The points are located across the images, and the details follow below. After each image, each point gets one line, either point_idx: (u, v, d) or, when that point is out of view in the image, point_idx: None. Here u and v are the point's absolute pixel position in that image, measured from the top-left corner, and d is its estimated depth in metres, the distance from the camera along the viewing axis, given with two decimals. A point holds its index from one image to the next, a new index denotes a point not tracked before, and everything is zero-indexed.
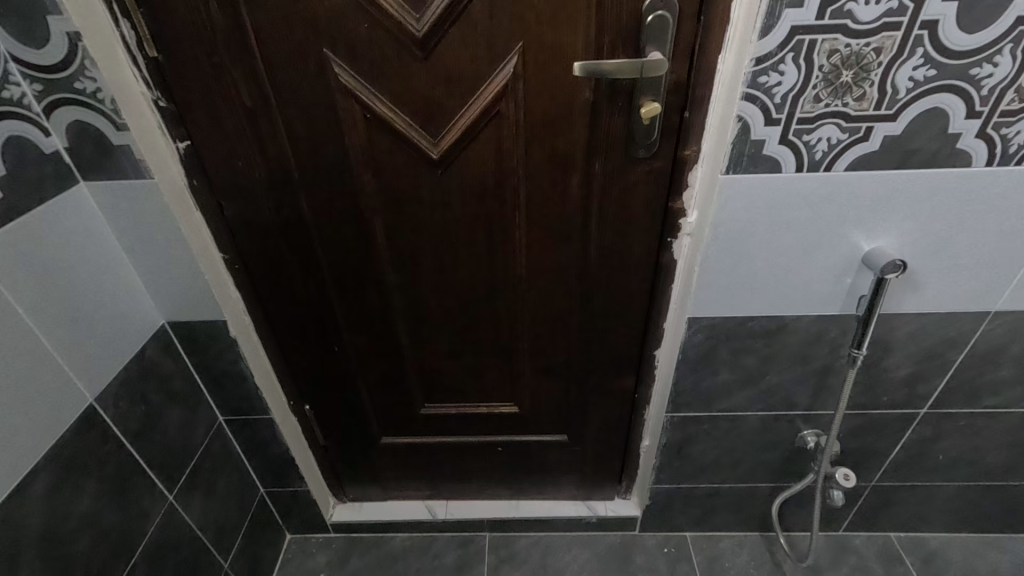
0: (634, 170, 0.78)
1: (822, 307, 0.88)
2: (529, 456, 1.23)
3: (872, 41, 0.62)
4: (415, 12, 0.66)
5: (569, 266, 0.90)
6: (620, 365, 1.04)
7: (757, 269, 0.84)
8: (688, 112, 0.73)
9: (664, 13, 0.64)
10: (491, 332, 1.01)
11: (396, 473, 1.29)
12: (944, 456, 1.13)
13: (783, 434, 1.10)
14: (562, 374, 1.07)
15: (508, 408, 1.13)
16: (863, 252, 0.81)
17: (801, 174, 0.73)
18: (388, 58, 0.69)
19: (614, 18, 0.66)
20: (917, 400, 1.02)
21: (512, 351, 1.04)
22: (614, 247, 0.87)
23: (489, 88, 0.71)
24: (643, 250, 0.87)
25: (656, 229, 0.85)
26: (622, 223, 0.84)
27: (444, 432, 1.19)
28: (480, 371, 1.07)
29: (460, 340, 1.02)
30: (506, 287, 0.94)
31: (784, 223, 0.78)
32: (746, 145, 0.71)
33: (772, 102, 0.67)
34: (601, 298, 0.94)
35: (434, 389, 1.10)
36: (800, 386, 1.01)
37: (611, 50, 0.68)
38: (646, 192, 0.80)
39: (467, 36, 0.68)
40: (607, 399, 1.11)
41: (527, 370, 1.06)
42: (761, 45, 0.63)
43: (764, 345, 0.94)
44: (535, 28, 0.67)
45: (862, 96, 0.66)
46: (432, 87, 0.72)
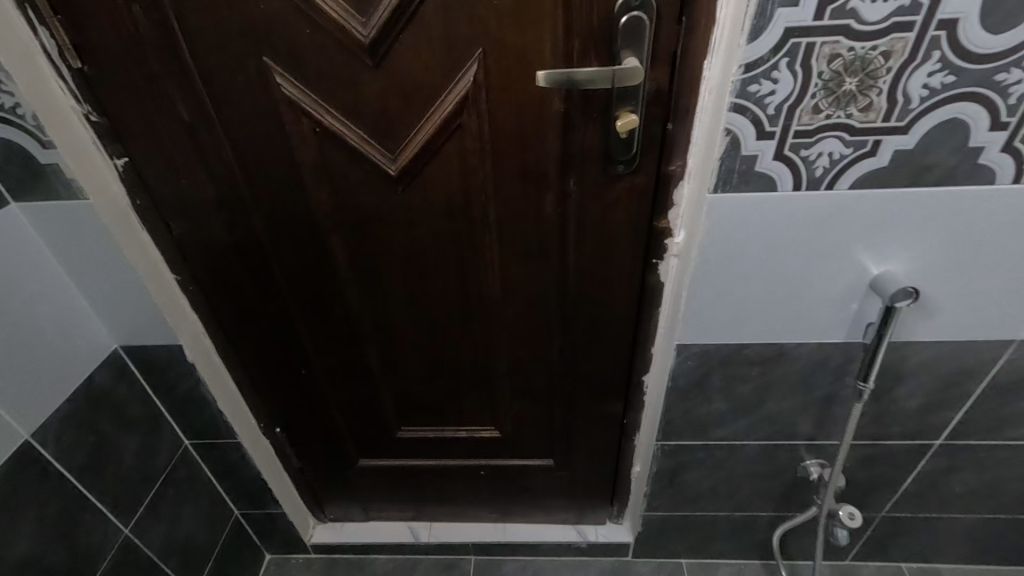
0: (614, 188, 0.71)
1: (826, 335, 0.80)
2: (514, 480, 1.17)
3: (881, 43, 0.54)
4: (360, 16, 0.59)
5: (547, 288, 0.84)
6: (607, 390, 0.97)
7: (752, 294, 0.76)
8: (672, 124, 0.65)
9: (639, 14, 0.57)
10: (467, 356, 0.94)
11: (376, 495, 1.24)
12: (961, 488, 1.04)
13: (784, 464, 1.02)
14: (545, 398, 1.00)
15: (490, 432, 1.07)
16: (872, 276, 0.73)
17: (799, 193, 0.65)
18: (336, 67, 0.63)
19: (584, 20, 0.58)
20: (931, 430, 0.94)
21: (491, 375, 0.97)
22: (595, 269, 0.80)
23: (448, 100, 0.64)
24: (627, 271, 0.80)
25: (640, 249, 0.78)
26: (603, 243, 0.77)
27: (424, 456, 1.13)
28: (457, 395, 1.01)
29: (435, 364, 0.96)
30: (480, 309, 0.87)
31: (781, 246, 0.71)
32: (736, 162, 0.63)
33: (765, 114, 0.59)
34: (583, 321, 0.87)
35: (411, 413, 1.04)
36: (802, 416, 0.93)
37: (581, 56, 0.60)
38: (628, 210, 0.73)
39: (421, 42, 0.61)
40: (595, 424, 1.04)
41: (507, 394, 1.00)
42: (751, 49, 0.55)
43: (762, 373, 0.86)
44: (495, 32, 0.60)
45: (868, 106, 0.58)
46: (386, 99, 0.65)
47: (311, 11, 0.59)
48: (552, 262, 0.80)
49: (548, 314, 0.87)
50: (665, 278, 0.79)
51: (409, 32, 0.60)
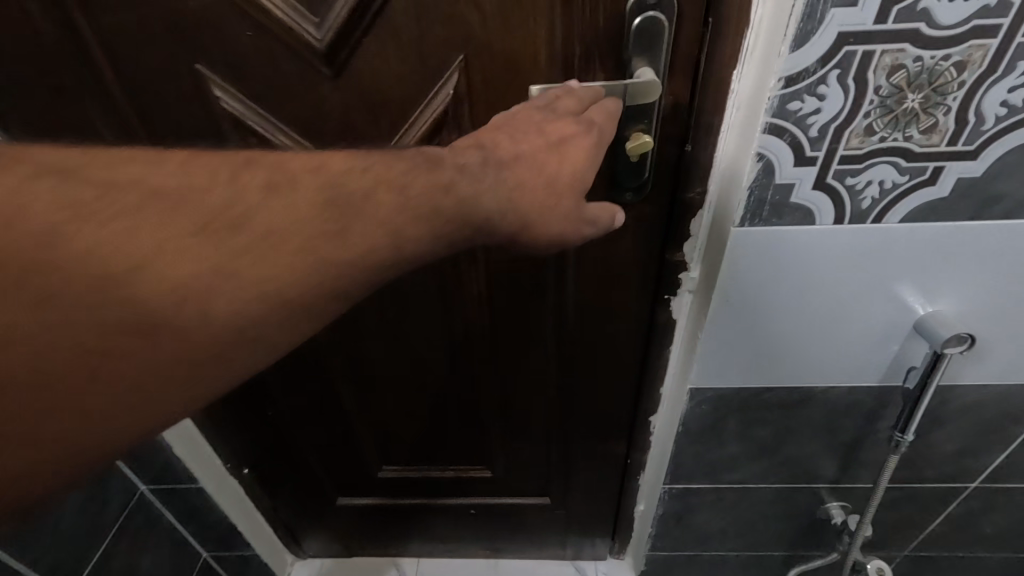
0: (620, 218, 0.62)
1: (858, 379, 0.71)
2: (507, 518, 1.08)
3: (955, 52, 0.43)
4: (313, 15, 0.48)
5: (542, 327, 0.74)
6: (610, 429, 0.88)
7: (779, 337, 0.66)
8: (690, 145, 0.55)
9: (657, 14, 0.47)
10: (454, 395, 0.85)
11: (358, 531, 1.14)
12: (992, 528, 0.96)
13: (803, 506, 0.93)
14: (541, 434, 0.92)
15: (480, 471, 0.99)
16: (917, 317, 0.63)
17: (839, 227, 0.55)
18: (287, 78, 0.52)
19: (588, 20, 0.48)
20: (967, 474, 0.85)
21: (479, 415, 0.88)
22: (596, 307, 0.71)
23: (424, 117, 0.54)
24: (632, 309, 0.71)
25: (649, 284, 0.68)
26: (606, 278, 0.68)
27: (409, 493, 1.04)
28: (443, 435, 0.92)
29: (417, 403, 0.87)
30: (466, 347, 0.78)
31: (814, 283, 0.61)
32: (768, 191, 0.52)
33: (806, 136, 0.49)
34: (584, 360, 0.78)
35: (392, 452, 0.96)
36: (826, 459, 0.84)
37: (586, 64, 0.50)
38: (634, 242, 0.64)
39: (388, 48, 0.50)
40: (595, 463, 0.95)
41: (498, 433, 0.91)
42: (794, 59, 0.44)
43: (784, 417, 0.77)
44: (480, 35, 0.49)
45: (932, 128, 0.48)
46: (348, 117, 0.54)
47: (253, 10, 0.48)
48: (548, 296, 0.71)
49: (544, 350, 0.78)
50: (678, 315, 0.69)
51: (376, 34, 0.49)
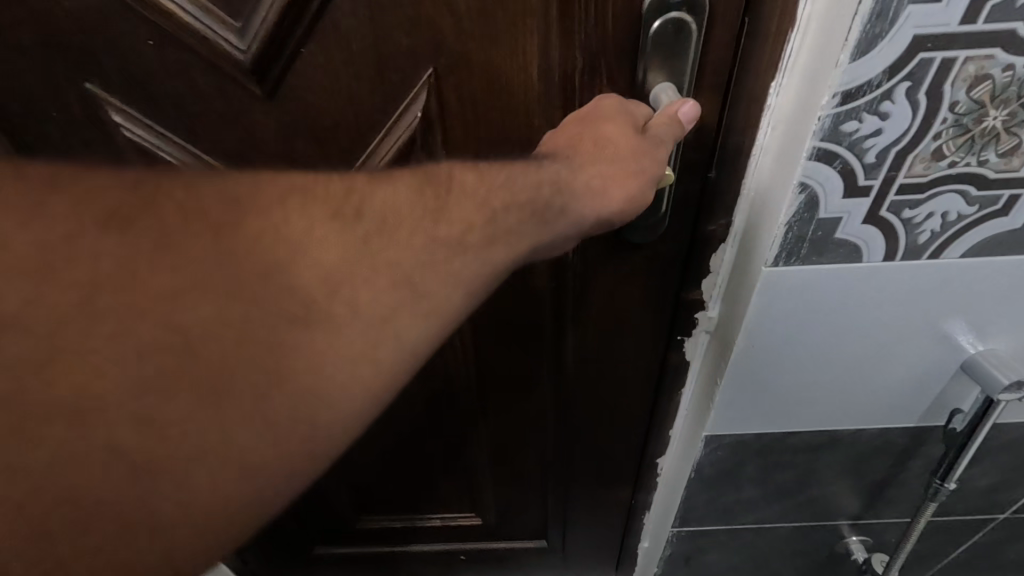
0: (626, 255, 0.55)
1: (894, 421, 0.63)
2: (499, 562, 1.00)
3: None
4: (237, 24, 0.46)
5: (536, 368, 0.67)
6: (612, 470, 0.81)
7: (809, 381, 0.58)
8: (714, 171, 0.48)
9: (681, 17, 0.40)
10: (439, 441, 0.77)
11: None
12: (1017, 554, 0.90)
13: (821, 541, 0.86)
14: (537, 478, 0.84)
15: (469, 519, 0.91)
16: (968, 357, 0.55)
17: (890, 265, 0.46)
18: (226, 99, 0.51)
19: (593, 28, 0.42)
20: (998, 506, 0.78)
21: (468, 461, 0.81)
22: (596, 348, 0.63)
23: (384, 146, 0.52)
24: (639, 351, 0.63)
25: (659, 324, 0.61)
26: (608, 317, 0.60)
27: (392, 540, 0.95)
28: (428, 480, 0.84)
29: (399, 449, 0.79)
30: (452, 391, 0.71)
31: (854, 325, 0.52)
32: (809, 227, 0.43)
33: (860, 163, 0.39)
34: (584, 403, 0.70)
35: (371, 501, 0.87)
36: (850, 497, 0.76)
37: (590, 75, 0.45)
38: (643, 281, 0.57)
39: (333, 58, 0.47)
40: (596, 505, 0.87)
41: (489, 478, 0.83)
42: (854, 70, 0.35)
43: (808, 460, 0.69)
44: (455, 46, 0.46)
45: (1013, 149, 0.39)
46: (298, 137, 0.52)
47: (177, 30, 0.47)
48: (547, 337, 0.64)
49: (542, 393, 0.70)
50: (693, 358, 0.61)
51: (317, 49, 0.47)
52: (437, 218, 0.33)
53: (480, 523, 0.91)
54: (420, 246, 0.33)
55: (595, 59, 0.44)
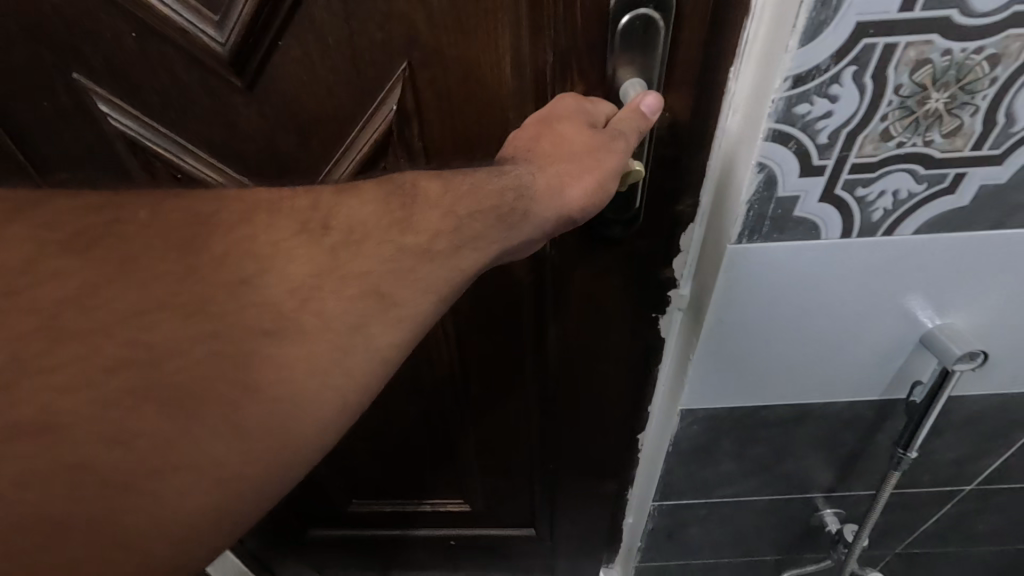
0: (602, 248, 0.57)
1: (860, 394, 0.66)
2: (488, 551, 1.04)
3: (988, 43, 0.37)
4: (214, 16, 0.47)
5: (518, 357, 0.71)
6: (596, 461, 0.84)
7: (778, 355, 0.61)
8: (683, 159, 0.50)
9: (647, 14, 0.42)
10: (427, 425, 0.81)
11: (333, 564, 1.09)
12: (986, 526, 0.94)
13: (797, 515, 0.90)
14: (523, 467, 0.87)
15: (458, 505, 0.95)
16: (927, 331, 0.58)
17: (848, 241, 0.49)
18: (209, 92, 0.52)
19: (563, 24, 0.44)
20: (965, 478, 0.82)
21: (456, 447, 0.84)
22: (576, 341, 0.66)
23: (364, 135, 0.54)
24: (617, 343, 0.66)
25: (635, 315, 0.63)
26: (587, 310, 0.63)
27: (385, 523, 0.99)
28: (418, 464, 0.88)
29: (389, 432, 0.83)
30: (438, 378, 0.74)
31: (816, 301, 0.55)
32: (769, 205, 0.46)
33: (814, 144, 0.42)
34: (567, 395, 0.73)
35: (363, 483, 0.92)
36: (822, 471, 0.79)
37: (561, 72, 0.47)
38: (617, 274, 0.60)
39: (308, 51, 0.49)
40: (581, 495, 0.90)
41: (477, 464, 0.87)
42: (803, 54, 0.37)
43: (780, 433, 0.72)
44: (428, 41, 0.48)
45: (956, 130, 0.41)
46: (279, 130, 0.55)
47: (158, 23, 0.48)
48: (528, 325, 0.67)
49: (526, 380, 0.73)
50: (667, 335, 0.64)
51: (293, 41, 0.48)
52: (404, 228, 0.39)
53: (469, 510, 0.95)
54: (389, 252, 0.39)
55: (565, 60, 0.46)
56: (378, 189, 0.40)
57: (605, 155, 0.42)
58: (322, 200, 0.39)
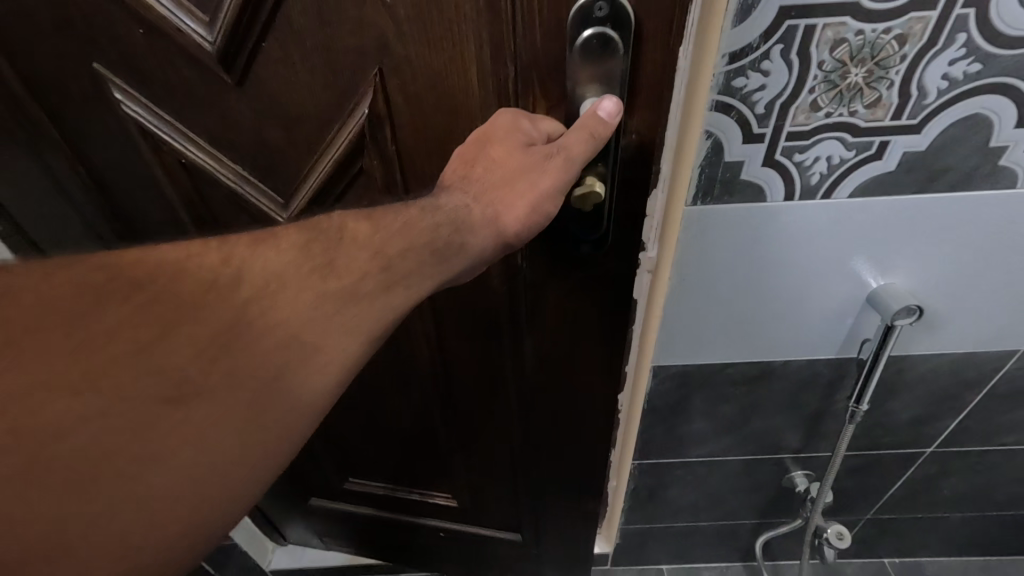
0: (574, 267, 0.57)
1: (817, 353, 0.72)
2: (476, 545, 1.09)
3: (896, 25, 0.43)
4: (204, 17, 0.49)
5: (499, 364, 0.73)
6: (578, 474, 0.85)
7: (737, 312, 0.67)
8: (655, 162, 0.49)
9: (602, 34, 0.40)
10: (415, 413, 0.86)
11: (334, 534, 1.18)
12: (950, 491, 1.00)
13: (769, 477, 0.96)
14: (507, 469, 0.91)
15: (446, 499, 1.01)
16: (872, 290, 0.64)
17: (791, 204, 0.55)
18: (206, 86, 0.54)
19: (524, 40, 0.42)
20: (924, 440, 0.88)
21: (443, 439, 0.89)
22: (550, 356, 0.68)
23: (340, 136, 0.53)
24: (592, 360, 0.67)
25: (609, 334, 0.64)
26: (562, 327, 0.64)
27: (379, 504, 1.07)
28: (408, 448, 0.94)
29: (380, 413, 0.89)
30: (425, 371, 0.79)
31: (767, 261, 0.61)
32: (718, 169, 0.53)
33: (752, 113, 0.48)
34: (545, 405, 0.75)
35: (358, 459, 1.00)
36: (789, 431, 0.86)
37: (524, 84, 0.45)
38: (590, 292, 0.60)
39: (288, 52, 0.49)
40: (564, 506, 0.92)
41: (463, 458, 0.91)
42: (736, 34, 0.44)
43: (747, 392, 0.78)
44: (398, 50, 0.46)
45: (876, 102, 0.48)
46: (262, 129, 0.55)
47: (156, 20, 0.50)
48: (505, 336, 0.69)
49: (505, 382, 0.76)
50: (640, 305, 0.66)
51: (275, 44, 0.48)
52: (328, 269, 0.35)
53: (456, 505, 1.02)
54: (309, 299, 0.34)
55: (533, 68, 0.44)
56: (298, 230, 0.36)
57: (541, 171, 0.42)
58: (232, 252, 0.33)
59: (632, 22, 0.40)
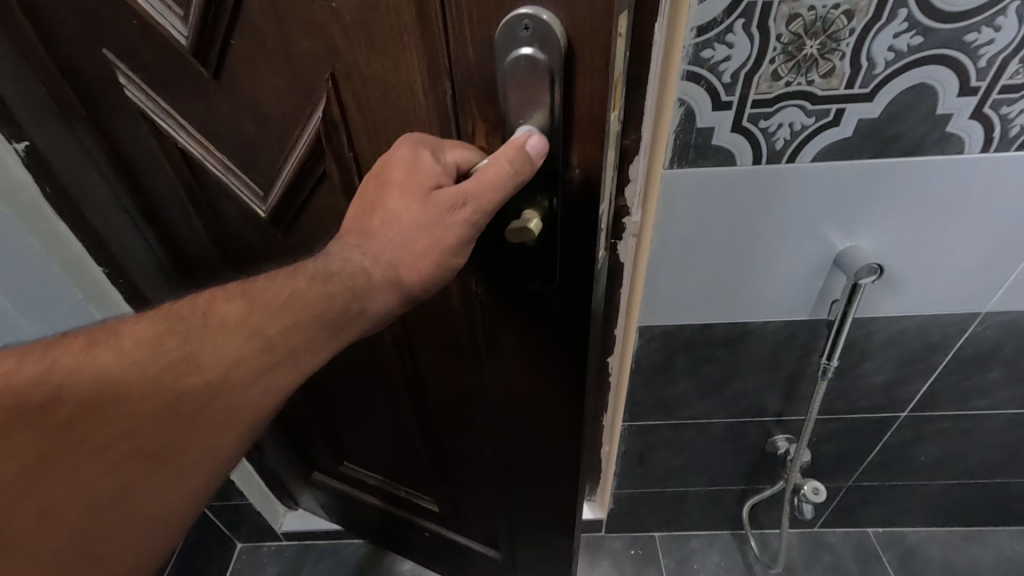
0: (523, 297, 0.59)
1: (791, 314, 0.78)
2: (458, 552, 1.13)
3: (843, 1, 0.49)
4: (180, 12, 0.51)
5: (468, 381, 0.76)
6: (545, 496, 0.86)
7: (715, 274, 0.73)
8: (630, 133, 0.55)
9: (533, 54, 0.40)
10: (396, 412, 0.91)
11: (333, 513, 1.26)
12: (926, 457, 1.05)
13: (753, 441, 1.02)
14: (481, 482, 0.94)
15: (430, 503, 1.07)
16: (837, 252, 0.70)
17: (759, 168, 0.61)
18: (189, 78, 0.56)
19: (457, 54, 0.43)
20: (898, 404, 0.93)
21: (423, 441, 0.94)
22: (512, 381, 0.70)
23: (302, 136, 0.55)
24: (551, 391, 0.68)
25: (565, 369, 0.65)
26: (522, 356, 0.66)
27: (370, 494, 1.14)
28: (392, 443, 0.99)
29: (366, 404, 0.94)
30: (403, 375, 0.83)
31: (738, 223, 0.67)
32: (692, 134, 0.59)
33: (720, 82, 0.54)
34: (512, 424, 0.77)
35: (350, 446, 1.07)
36: (769, 394, 0.91)
37: (459, 101, 0.46)
38: (544, 323, 0.61)
39: (256, 50, 0.50)
40: (533, 526, 0.93)
41: (441, 462, 0.95)
42: (702, 10, 0.50)
43: (727, 353, 0.84)
44: (346, 54, 0.47)
45: (830, 72, 0.54)
46: (240, 122, 0.58)
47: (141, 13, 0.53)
48: (469, 357, 0.72)
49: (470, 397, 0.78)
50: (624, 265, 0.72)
51: (242, 40, 0.50)
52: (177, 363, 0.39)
53: (437, 509, 1.07)
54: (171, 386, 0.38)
55: (470, 82, 0.44)
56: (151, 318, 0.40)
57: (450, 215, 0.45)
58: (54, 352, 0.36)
59: (563, 47, 0.40)
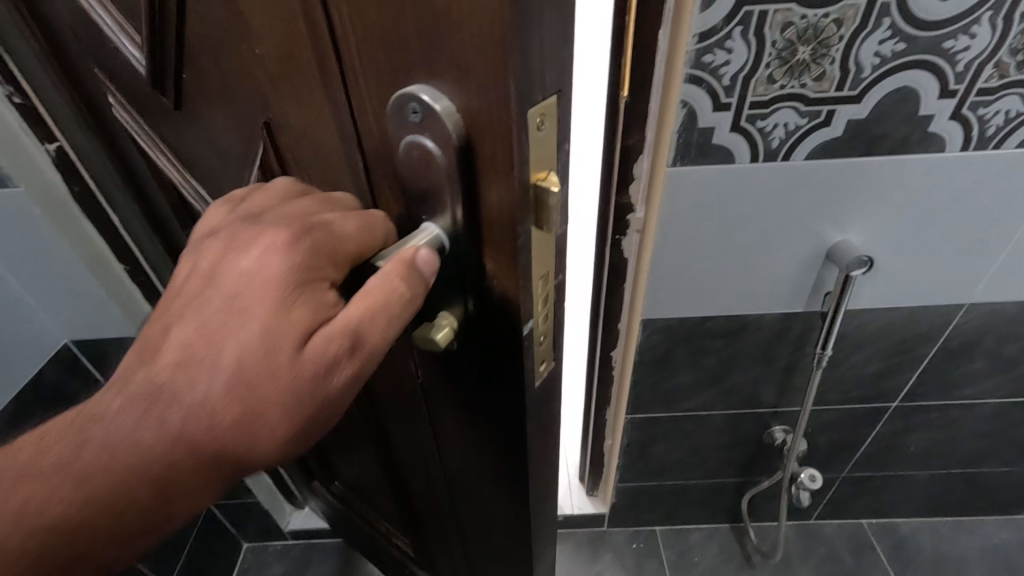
0: (468, 399, 0.49)
1: (787, 306, 0.82)
2: None
3: (832, 11, 0.53)
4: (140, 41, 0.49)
5: (429, 460, 0.66)
6: None
7: (715, 267, 0.77)
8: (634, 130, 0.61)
9: (424, 143, 0.32)
10: (374, 459, 0.84)
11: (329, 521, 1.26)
12: (916, 447, 1.09)
13: (751, 432, 1.05)
14: (448, 554, 0.85)
15: (404, 546, 1.03)
16: (829, 245, 0.74)
17: (757, 165, 0.65)
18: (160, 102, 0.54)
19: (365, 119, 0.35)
20: (888, 394, 0.97)
21: (398, 494, 0.87)
22: (466, 476, 0.60)
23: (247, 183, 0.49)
24: (498, 502, 0.57)
25: (512, 486, 0.53)
26: (472, 456, 0.55)
27: (357, 519, 1.12)
28: (373, 482, 0.94)
29: (347, 440, 0.89)
30: (375, 428, 0.75)
31: (736, 219, 0.71)
32: (693, 134, 0.63)
33: (719, 85, 0.58)
34: (470, 516, 0.66)
35: (340, 469, 1.04)
36: (765, 385, 0.95)
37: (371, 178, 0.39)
38: (491, 434, 0.49)
39: (202, 86, 0.46)
40: None
41: (414, 519, 0.88)
42: (703, 18, 0.54)
43: (726, 345, 0.88)
44: (274, 102, 0.40)
45: (821, 76, 0.58)
46: (206, 154, 0.54)
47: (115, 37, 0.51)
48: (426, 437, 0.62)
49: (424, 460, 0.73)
50: (629, 257, 0.77)
51: (190, 76, 0.46)
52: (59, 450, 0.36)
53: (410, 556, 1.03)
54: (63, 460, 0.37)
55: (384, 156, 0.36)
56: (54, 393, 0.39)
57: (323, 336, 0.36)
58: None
59: (457, 135, 0.31)
